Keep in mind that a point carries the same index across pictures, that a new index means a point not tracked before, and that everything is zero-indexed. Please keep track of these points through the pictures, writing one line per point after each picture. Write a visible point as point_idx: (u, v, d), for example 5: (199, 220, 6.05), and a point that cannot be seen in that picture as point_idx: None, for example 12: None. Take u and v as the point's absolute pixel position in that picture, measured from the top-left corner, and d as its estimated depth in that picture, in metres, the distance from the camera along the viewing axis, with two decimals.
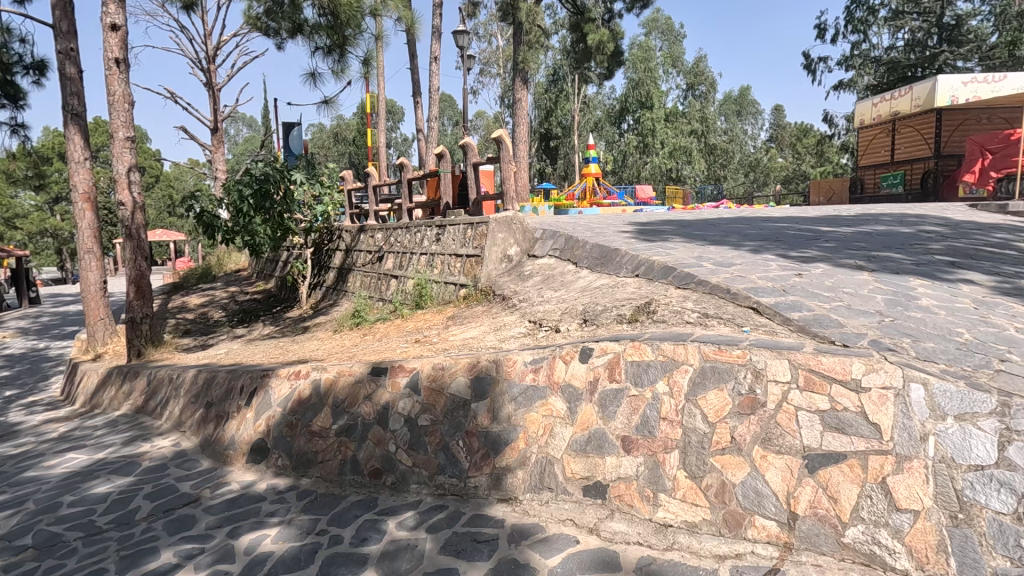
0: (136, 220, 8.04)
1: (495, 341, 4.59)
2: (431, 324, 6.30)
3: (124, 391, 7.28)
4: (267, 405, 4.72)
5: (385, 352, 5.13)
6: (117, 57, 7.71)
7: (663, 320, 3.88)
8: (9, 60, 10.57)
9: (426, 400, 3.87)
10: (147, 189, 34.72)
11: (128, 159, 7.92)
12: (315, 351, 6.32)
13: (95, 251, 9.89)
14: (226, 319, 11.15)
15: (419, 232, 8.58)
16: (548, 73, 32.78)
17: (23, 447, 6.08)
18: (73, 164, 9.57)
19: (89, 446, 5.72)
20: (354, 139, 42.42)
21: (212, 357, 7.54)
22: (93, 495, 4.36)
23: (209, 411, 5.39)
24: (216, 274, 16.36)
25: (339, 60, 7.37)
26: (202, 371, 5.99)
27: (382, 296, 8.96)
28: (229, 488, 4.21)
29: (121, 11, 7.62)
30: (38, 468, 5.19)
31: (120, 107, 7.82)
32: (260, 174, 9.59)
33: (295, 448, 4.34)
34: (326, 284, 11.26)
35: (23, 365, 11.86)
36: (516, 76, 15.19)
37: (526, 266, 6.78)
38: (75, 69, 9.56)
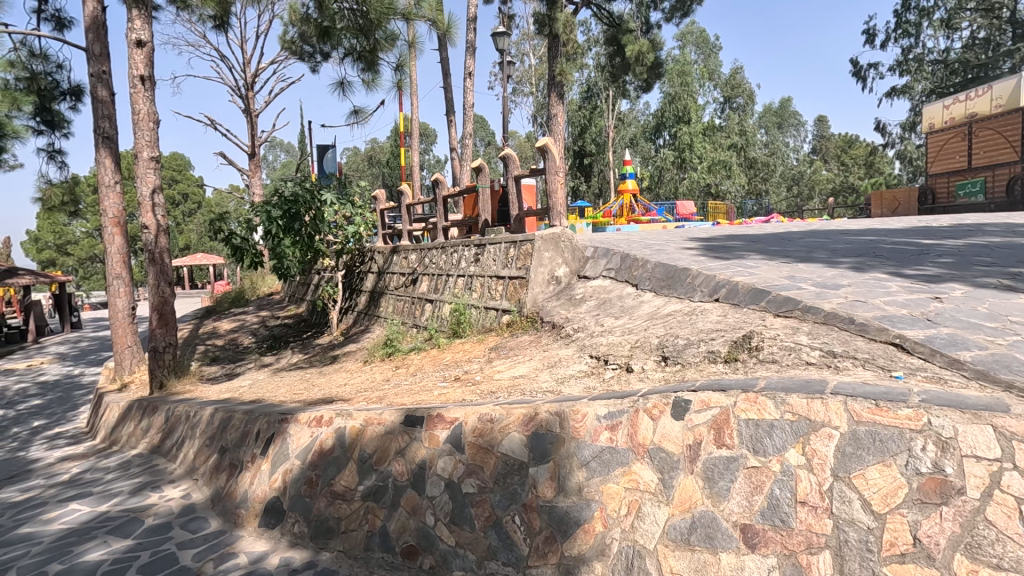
0: (160, 244, 7.63)
1: (551, 384, 3.80)
2: (472, 356, 5.58)
3: (142, 428, 6.75)
4: (283, 456, 4.03)
5: (420, 393, 4.40)
6: (141, 74, 7.38)
7: (773, 360, 3.02)
8: (48, 86, 10.47)
9: (472, 461, 3.10)
10: (189, 215, 35.55)
11: (152, 180, 7.53)
12: (343, 386, 5.65)
13: (123, 277, 9.57)
14: (255, 346, 10.68)
15: (455, 252, 7.92)
16: (582, 90, 32.28)
17: (29, 493, 5.54)
18: (104, 189, 9.35)
19: (96, 494, 5.14)
20: (387, 161, 42.69)
21: (235, 390, 6.96)
22: (82, 564, 3.69)
23: (223, 457, 4.74)
24: (249, 298, 16.11)
25: (369, 68, 6.81)
26: (218, 410, 5.36)
27: (416, 322, 8.31)
28: (236, 563, 3.50)
29: (147, 26, 7.34)
30: (35, 522, 4.60)
31: (145, 126, 7.49)
32: (290, 194, 9.14)
33: (314, 512, 3.64)
34: (357, 308, 10.71)
35: (56, 393, 11.64)
36: (553, 89, 14.51)
37: (577, 289, 6.01)
38: (107, 91, 9.31)
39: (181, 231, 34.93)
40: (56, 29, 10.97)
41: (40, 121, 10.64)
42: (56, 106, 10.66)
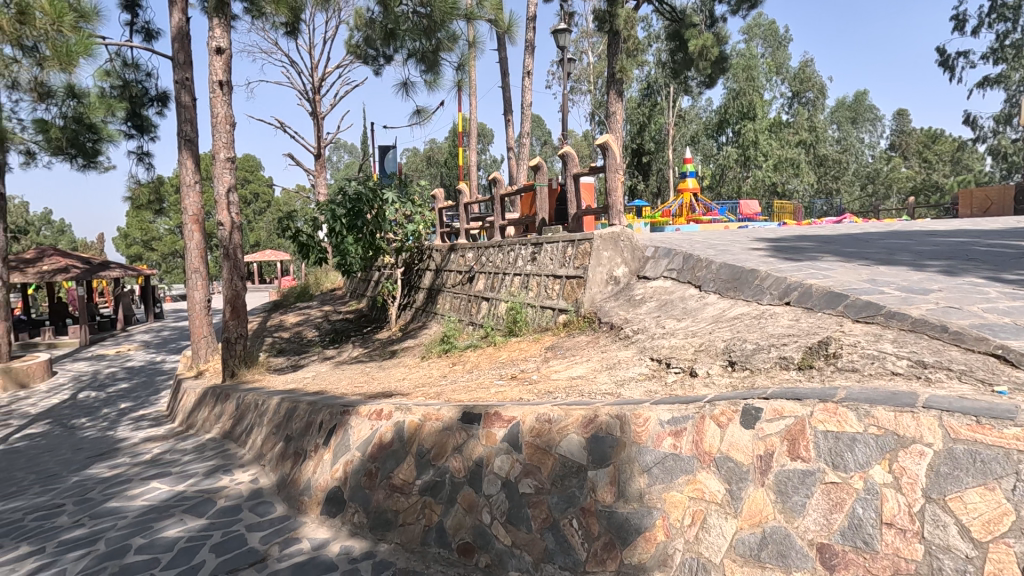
0: (233, 240, 8.06)
1: (610, 385, 3.71)
2: (528, 355, 5.56)
3: (215, 413, 7.14)
4: (345, 447, 4.14)
5: (477, 390, 4.41)
6: (220, 80, 7.82)
7: (853, 369, 2.82)
8: (139, 93, 11.28)
9: (530, 461, 3.06)
10: (260, 213, 37.51)
11: (228, 179, 7.96)
12: (401, 381, 5.78)
13: (201, 272, 10.19)
14: (318, 339, 11.11)
15: (512, 251, 7.91)
16: (641, 87, 31.66)
17: (116, 470, 5.98)
18: (185, 188, 9.97)
19: (174, 474, 5.47)
20: (445, 161, 43.43)
21: (300, 381, 7.25)
22: (161, 539, 3.92)
23: (288, 445, 4.93)
24: (313, 293, 16.80)
25: (431, 68, 6.93)
26: (285, 399, 5.58)
27: (472, 319, 8.38)
28: (300, 548, 3.62)
29: (225, 34, 7.76)
30: (121, 498, 4.94)
31: (222, 129, 7.93)
32: (354, 193, 9.43)
33: (374, 503, 3.71)
34: (415, 305, 10.93)
35: (140, 378, 12.54)
36: (612, 87, 14.26)
37: (636, 290, 5.87)
38: (190, 97, 9.91)
39: (253, 228, 36.89)
40: (146, 40, 11.80)
41: (131, 126, 11.47)
42: (144, 112, 11.47)
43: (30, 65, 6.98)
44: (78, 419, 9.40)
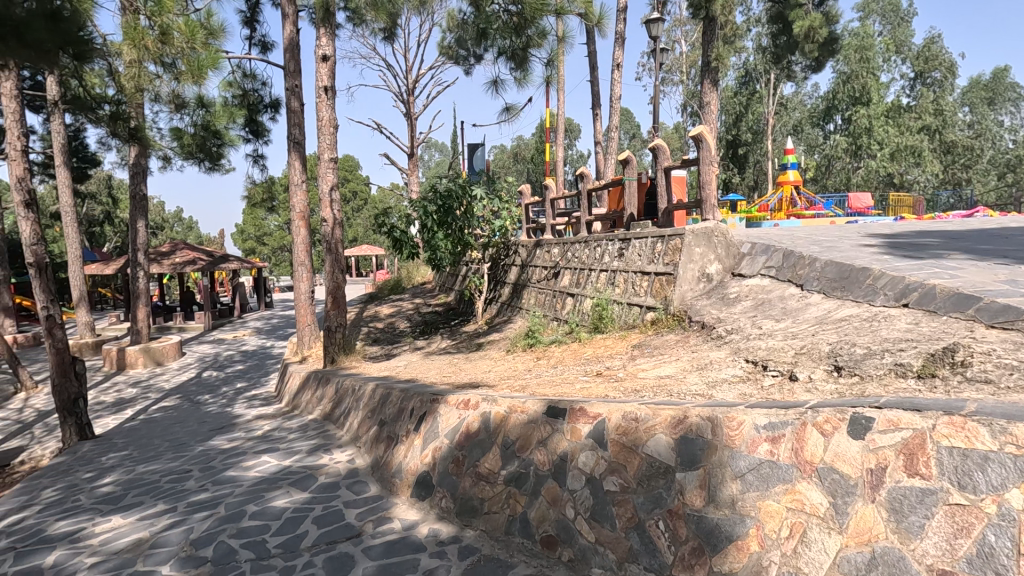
0: (335, 236, 8.62)
1: (701, 387, 3.58)
2: (614, 352, 5.48)
3: (317, 396, 7.71)
4: (434, 434, 4.31)
5: (562, 386, 4.42)
6: (325, 85, 8.38)
7: (984, 381, 2.52)
8: (255, 101, 12.36)
9: (615, 459, 3.03)
10: (358, 210, 39.81)
11: (331, 178, 8.52)
12: (487, 373, 5.91)
13: (306, 265, 11.00)
14: (409, 330, 11.63)
15: (599, 247, 7.82)
16: (738, 75, 30.00)
17: (234, 442, 6.63)
18: (293, 187, 10.80)
19: (281, 450, 5.97)
20: (532, 157, 43.65)
21: (392, 369, 7.63)
22: (271, 508, 4.30)
23: (382, 429, 5.22)
24: (405, 286, 17.57)
25: (521, 65, 7.00)
26: (379, 386, 5.91)
27: (557, 315, 8.38)
28: (392, 527, 3.82)
29: (330, 42, 8.28)
30: (238, 468, 5.48)
31: (327, 132, 8.50)
32: (445, 190, 9.75)
33: (460, 490, 3.84)
34: (501, 299, 11.11)
35: (253, 361, 13.79)
36: (707, 76, 13.60)
37: (731, 288, 5.61)
38: (298, 102, 10.70)
39: (351, 224, 39.24)
40: (262, 52, 12.88)
41: (248, 131, 12.60)
42: (260, 118, 12.54)
43: (168, 80, 7.86)
44: (203, 396, 10.51)
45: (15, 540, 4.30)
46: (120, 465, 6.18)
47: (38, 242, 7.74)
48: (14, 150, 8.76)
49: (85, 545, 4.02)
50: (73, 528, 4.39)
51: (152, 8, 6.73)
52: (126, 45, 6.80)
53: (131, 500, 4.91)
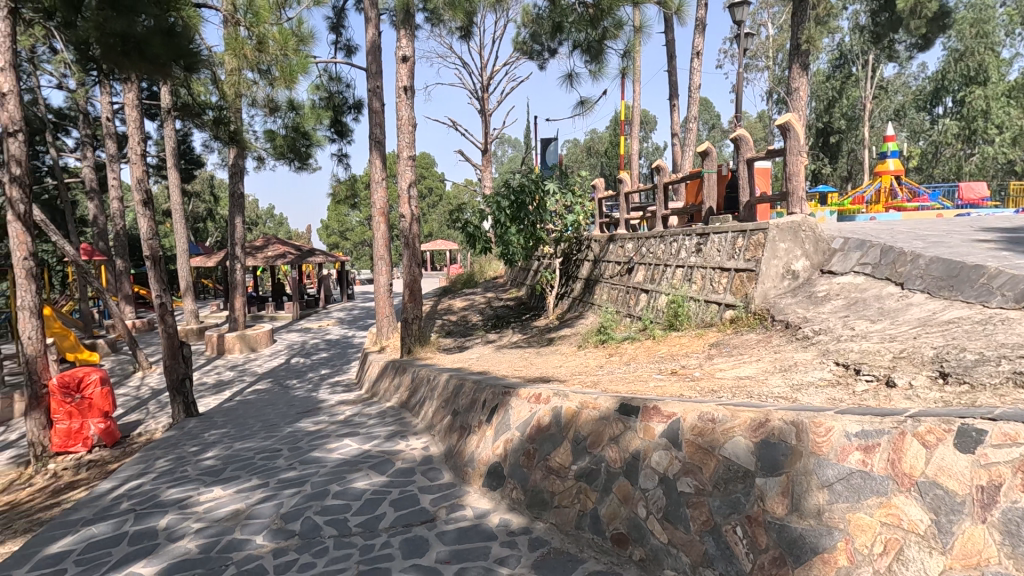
0: (412, 231, 8.93)
1: (784, 389, 3.39)
2: (690, 350, 5.31)
3: (394, 384, 8.04)
4: (506, 426, 4.38)
5: (634, 383, 4.33)
6: (405, 86, 8.67)
7: None
8: (340, 102, 12.91)
9: (690, 460, 2.94)
10: (433, 205, 40.94)
11: (409, 176, 8.83)
12: (558, 368, 5.92)
13: (385, 259, 11.47)
14: (482, 324, 11.84)
15: (675, 242, 7.59)
16: (831, 57, 27.95)
17: (319, 425, 7.06)
18: (374, 184, 11.27)
19: (361, 434, 6.29)
20: (606, 150, 42.93)
21: (465, 361, 7.81)
22: (352, 489, 4.55)
23: (455, 419, 5.36)
24: (478, 280, 17.89)
25: (596, 58, 6.90)
26: (453, 377, 6.08)
27: (630, 311, 8.23)
28: (464, 515, 3.92)
29: (410, 43, 8.55)
30: (322, 450, 5.83)
31: (405, 130, 8.80)
32: (518, 185, 9.81)
33: (531, 482, 3.89)
34: (572, 295, 11.06)
35: (336, 349, 14.58)
36: (796, 60, 12.76)
37: (819, 287, 5.28)
38: (379, 103, 11.15)
39: (427, 220, 40.44)
40: (346, 56, 13.52)
41: (333, 132, 13.28)
42: (344, 118, 13.18)
43: (263, 85, 8.46)
44: (291, 381, 11.26)
45: (134, 503, 4.82)
46: (220, 441, 6.75)
47: (154, 238, 8.58)
48: (135, 154, 9.75)
49: (192, 511, 4.43)
50: (181, 496, 4.86)
51: (250, 19, 7.29)
52: (228, 55, 7.41)
53: (230, 474, 5.36)
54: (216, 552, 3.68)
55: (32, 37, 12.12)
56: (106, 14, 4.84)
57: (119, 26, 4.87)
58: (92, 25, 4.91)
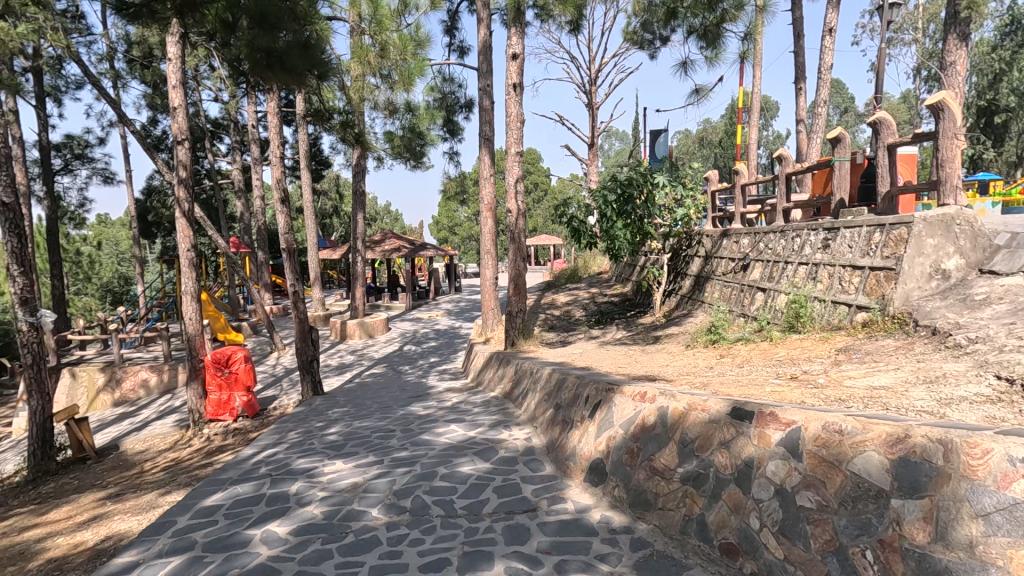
0: (519, 226, 9.09)
1: (929, 403, 3.01)
2: (814, 355, 4.89)
3: (498, 375, 8.26)
4: (609, 423, 4.33)
5: (749, 387, 4.08)
6: (514, 82, 8.82)
7: None
8: (452, 102, 13.47)
9: (812, 473, 2.73)
10: (539, 200, 41.32)
11: (516, 171, 8.99)
12: (664, 367, 5.73)
13: (492, 253, 11.79)
14: (585, 319, 11.76)
15: (798, 237, 7.01)
16: (999, 24, 24.08)
17: (428, 410, 7.45)
18: (483, 180, 11.60)
19: (467, 421, 6.55)
20: (720, 140, 40.61)
21: (568, 356, 7.83)
22: (458, 473, 4.75)
23: (558, 413, 5.40)
24: (582, 275, 17.79)
25: (713, 42, 6.53)
26: (556, 371, 6.11)
27: (743, 311, 7.76)
28: (565, 507, 3.94)
29: (520, 40, 8.66)
30: (432, 433, 6.15)
31: (514, 127, 8.95)
32: (625, 179, 9.57)
33: (634, 481, 3.81)
34: (681, 292, 10.63)
35: (444, 339, 15.27)
36: (953, 30, 11.17)
37: (977, 289, 4.62)
38: (489, 101, 11.44)
39: (532, 215, 40.91)
40: (459, 57, 14.01)
41: (446, 131, 13.84)
42: (455, 117, 13.69)
43: (384, 89, 9.03)
44: (403, 367, 11.99)
45: (271, 469, 5.41)
46: (342, 418, 7.36)
47: (289, 232, 9.52)
48: (275, 157, 10.85)
49: (318, 481, 4.89)
50: (309, 466, 5.37)
51: (374, 28, 7.76)
52: (354, 62, 7.97)
53: (349, 449, 5.83)
54: (338, 519, 4.03)
55: (196, 57, 13.92)
56: (254, 32, 5.37)
57: (265, 41, 5.40)
58: (244, 42, 5.47)
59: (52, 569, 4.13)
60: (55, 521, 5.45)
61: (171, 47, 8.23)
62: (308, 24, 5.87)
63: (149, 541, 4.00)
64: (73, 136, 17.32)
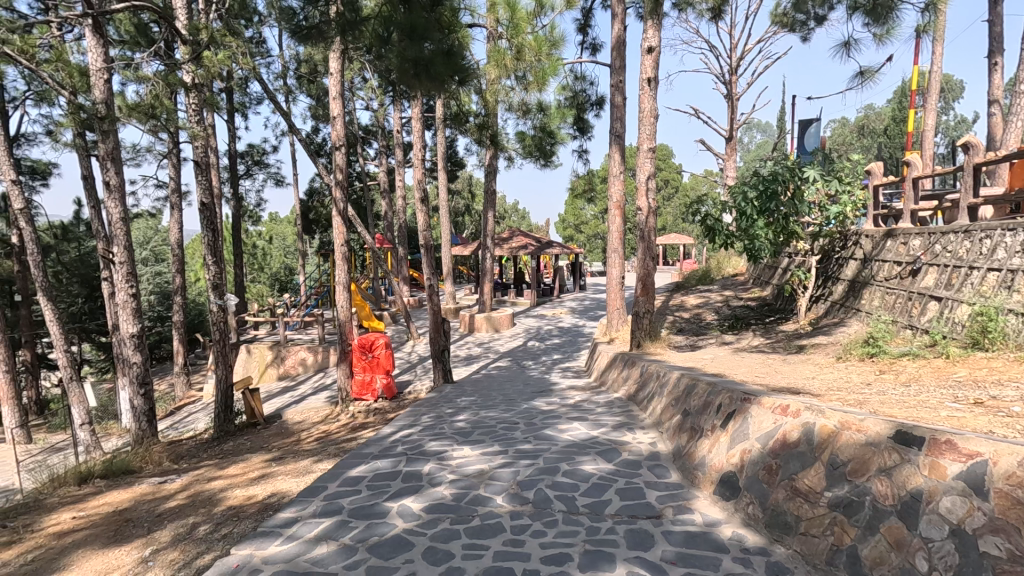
0: (649, 224, 8.83)
1: None
2: (1006, 377, 4.15)
3: (622, 376, 8.10)
4: (744, 435, 4.05)
5: (917, 410, 3.59)
6: (649, 77, 8.57)
7: None
8: (583, 100, 13.46)
9: (1001, 517, 2.39)
10: (669, 198, 39.75)
11: (648, 168, 8.74)
12: (810, 379, 5.21)
13: (619, 252, 11.59)
14: (717, 323, 11.09)
15: (988, 238, 5.98)
16: None
17: (551, 406, 7.54)
18: (612, 178, 11.44)
19: (589, 420, 6.51)
20: (886, 128, 35.87)
21: (699, 361, 7.44)
22: (580, 470, 4.76)
23: (686, 420, 5.16)
24: (715, 277, 16.80)
25: (883, 18, 5.79)
26: (685, 376, 5.85)
27: (910, 322, 6.80)
28: (693, 519, 3.75)
29: (657, 33, 8.39)
30: (554, 429, 6.21)
31: (647, 123, 8.69)
32: (769, 174, 8.81)
33: (772, 500, 3.53)
34: (831, 298, 9.59)
35: (567, 337, 15.33)
36: None
37: None
38: (621, 97, 11.23)
39: (661, 213, 39.47)
40: (591, 54, 13.92)
41: (575, 129, 13.85)
42: (586, 115, 13.66)
43: (518, 90, 9.26)
44: (527, 362, 12.24)
45: (406, 448, 5.84)
46: (469, 407, 7.73)
47: (427, 229, 10.16)
48: (416, 159, 11.66)
49: (447, 464, 5.18)
50: (440, 449, 5.71)
51: (511, 32, 8.03)
52: (491, 66, 8.28)
53: (476, 437, 6.10)
54: (465, 502, 4.24)
55: (352, 70, 15.40)
56: (404, 43, 5.81)
57: (413, 52, 5.82)
58: (394, 53, 5.94)
59: (232, 516, 4.85)
60: (234, 475, 6.40)
61: (333, 62, 9.18)
62: (451, 33, 6.22)
63: (305, 501, 4.53)
64: (254, 145, 20.10)
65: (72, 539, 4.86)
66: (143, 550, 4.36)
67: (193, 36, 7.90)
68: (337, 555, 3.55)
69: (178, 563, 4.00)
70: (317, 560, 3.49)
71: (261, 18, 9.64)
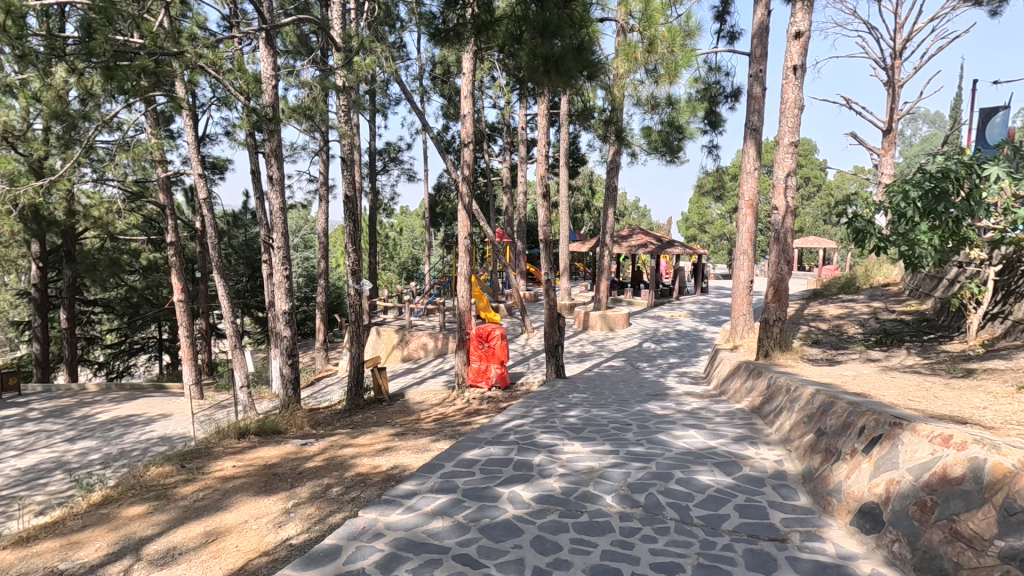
0: (785, 225, 8.16)
1: None
2: None
3: (746, 386, 7.59)
4: (891, 464, 3.62)
5: None
6: (795, 64, 7.90)
7: None
8: (716, 93, 12.80)
9: None
10: (809, 198, 36.49)
11: (788, 164, 8.07)
12: (981, 409, 4.48)
13: (748, 253, 10.86)
14: (862, 337, 9.94)
15: None
16: None
17: (666, 411, 7.28)
18: (745, 175, 10.72)
19: (707, 429, 6.19)
20: None
21: (838, 377, 6.73)
22: (695, 480, 4.55)
23: (820, 440, 4.72)
24: (860, 286, 15.12)
25: None
26: (821, 392, 5.34)
27: None
28: (824, 549, 3.43)
29: (807, 16, 7.68)
30: (670, 435, 5.99)
31: (789, 114, 7.99)
32: (938, 170, 7.64)
33: (924, 541, 3.11)
34: (1013, 316, 8.15)
35: (685, 340, 14.69)
36: None
37: None
38: (760, 88, 10.45)
39: (799, 214, 36.27)
40: (728, 43, 13.13)
41: (706, 123, 13.20)
42: (718, 108, 12.96)
43: (648, 81, 8.99)
44: (642, 363, 11.93)
45: (518, 438, 5.99)
46: (581, 404, 7.72)
47: (547, 224, 10.23)
48: (540, 155, 11.80)
49: (557, 458, 5.22)
50: (551, 442, 5.78)
51: (644, 23, 7.84)
52: (621, 59, 8.10)
53: (586, 434, 6.08)
54: (574, 497, 4.26)
55: (482, 69, 16.02)
56: (536, 41, 5.92)
57: (543, 50, 5.93)
58: (525, 51, 6.09)
59: (360, 481, 5.31)
60: (362, 444, 7.00)
61: (466, 62, 9.56)
62: (582, 28, 6.23)
63: (424, 477, 4.83)
64: (390, 143, 21.65)
65: (233, 484, 5.63)
66: (286, 502, 4.94)
67: (346, 43, 8.67)
68: (452, 531, 3.75)
69: (314, 517, 4.47)
70: (433, 532, 3.72)
71: (404, 24, 10.34)
